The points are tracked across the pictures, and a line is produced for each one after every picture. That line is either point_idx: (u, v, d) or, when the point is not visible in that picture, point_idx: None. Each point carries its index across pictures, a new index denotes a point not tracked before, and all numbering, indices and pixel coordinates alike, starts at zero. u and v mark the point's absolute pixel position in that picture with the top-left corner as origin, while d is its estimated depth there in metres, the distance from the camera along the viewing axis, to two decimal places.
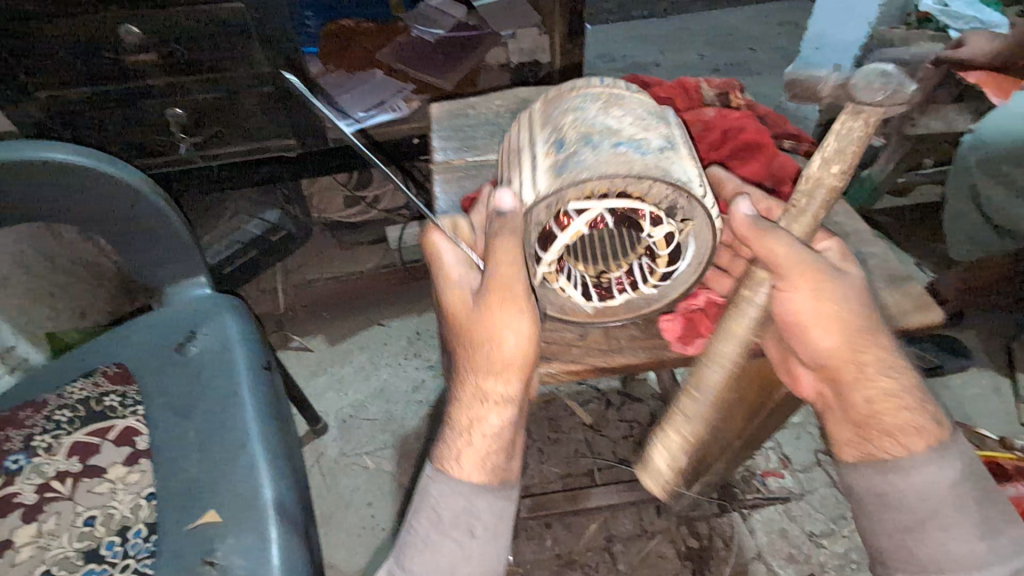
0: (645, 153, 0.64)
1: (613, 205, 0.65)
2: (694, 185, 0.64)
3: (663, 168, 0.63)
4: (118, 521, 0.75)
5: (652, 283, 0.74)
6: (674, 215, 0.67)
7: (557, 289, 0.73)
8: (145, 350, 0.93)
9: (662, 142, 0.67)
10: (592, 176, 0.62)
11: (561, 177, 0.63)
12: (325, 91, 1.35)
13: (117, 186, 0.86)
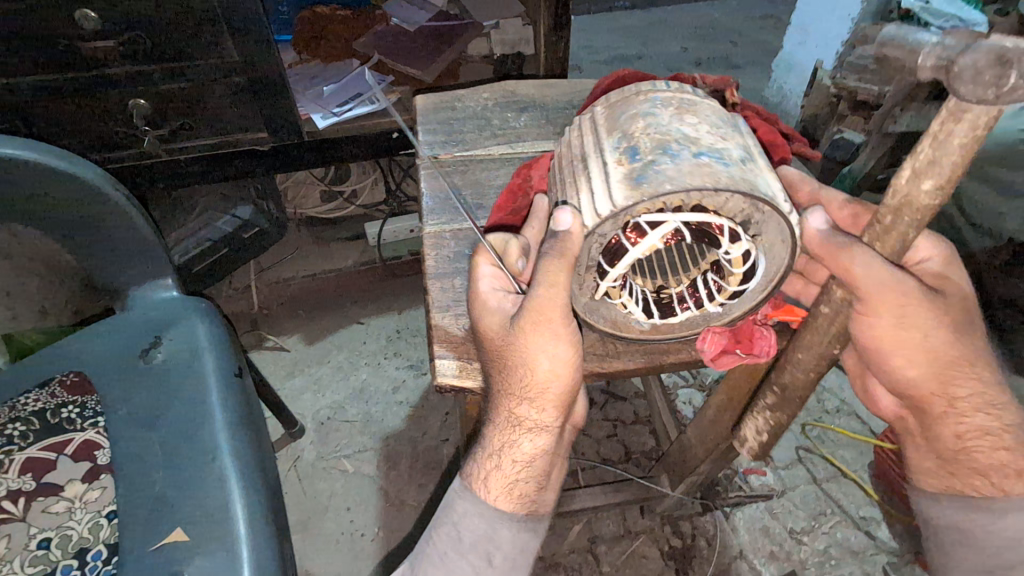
0: (731, 162, 0.56)
1: (690, 218, 0.56)
2: (778, 198, 0.56)
3: (747, 178, 0.55)
4: (76, 543, 0.71)
5: (719, 301, 0.64)
6: (748, 231, 0.59)
7: (619, 304, 0.65)
8: (106, 357, 0.88)
9: (742, 150, 0.58)
10: (675, 189, 0.53)
11: (641, 188, 0.54)
12: (299, 83, 1.30)
13: (72, 184, 0.80)
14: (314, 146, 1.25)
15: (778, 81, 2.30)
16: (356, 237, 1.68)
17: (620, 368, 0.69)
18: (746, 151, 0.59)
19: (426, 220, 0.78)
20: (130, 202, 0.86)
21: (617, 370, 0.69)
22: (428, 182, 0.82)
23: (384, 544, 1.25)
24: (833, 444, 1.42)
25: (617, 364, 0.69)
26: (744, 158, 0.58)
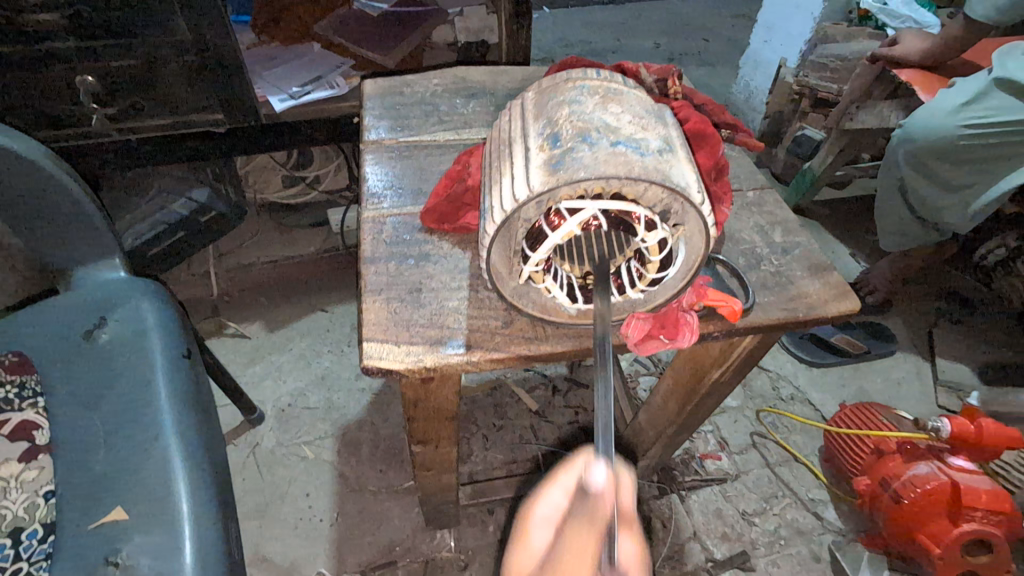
0: (652, 151, 0.47)
1: (607, 205, 0.47)
2: (694, 190, 0.48)
3: (662, 170, 0.47)
4: (11, 523, 0.71)
5: (640, 288, 0.55)
6: (667, 220, 0.50)
7: (541, 289, 0.55)
8: (48, 337, 0.86)
9: (661, 144, 0.50)
10: (589, 172, 0.44)
11: (554, 169, 0.45)
12: (257, 65, 1.28)
13: (8, 158, 0.78)
14: (272, 129, 1.23)
15: (744, 77, 2.32)
16: (320, 225, 1.65)
17: (547, 351, 0.58)
18: (673, 142, 0.50)
19: (366, 206, 0.71)
20: (72, 178, 0.84)
21: (550, 355, 0.58)
22: (371, 167, 0.76)
23: (342, 529, 1.25)
24: (786, 430, 1.46)
25: (548, 346, 0.58)
26: (666, 148, 0.49)
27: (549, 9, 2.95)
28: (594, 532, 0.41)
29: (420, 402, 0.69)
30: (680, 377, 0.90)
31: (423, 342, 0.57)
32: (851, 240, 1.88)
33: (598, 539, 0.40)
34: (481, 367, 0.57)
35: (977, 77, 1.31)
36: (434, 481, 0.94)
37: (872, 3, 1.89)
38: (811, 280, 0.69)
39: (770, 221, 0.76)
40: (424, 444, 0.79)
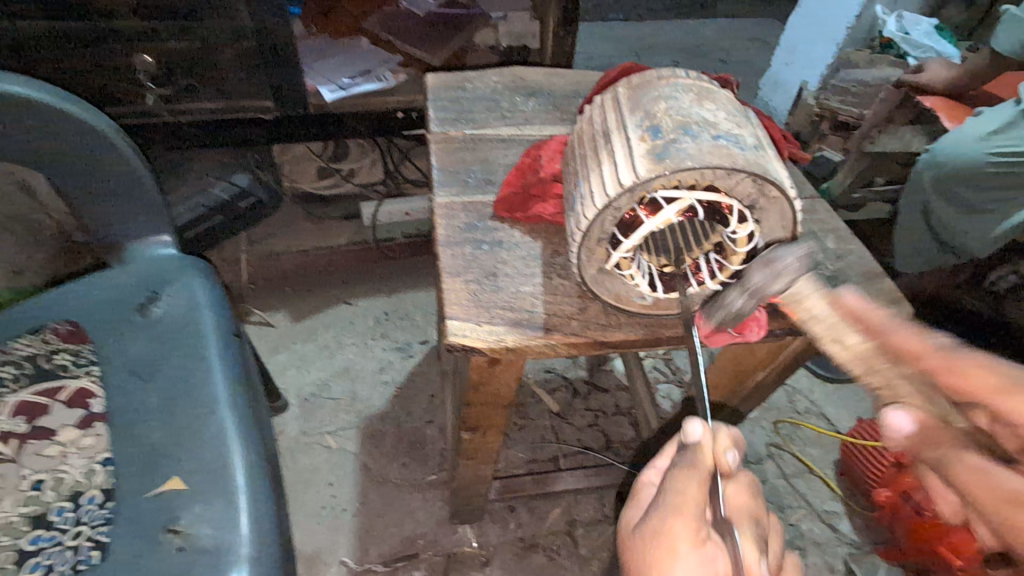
0: (750, 146, 0.49)
1: (702, 198, 0.50)
2: (786, 185, 0.50)
3: (759, 164, 0.48)
4: (69, 486, 0.70)
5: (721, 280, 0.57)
6: (754, 214, 0.52)
7: (627, 277, 0.58)
8: (101, 309, 0.86)
9: (757, 138, 0.51)
10: (691, 165, 0.47)
11: (657, 162, 0.48)
12: (306, 56, 1.31)
13: (78, 127, 0.79)
14: (318, 119, 1.25)
15: (764, 98, 2.37)
16: (350, 218, 1.67)
17: (620, 338, 0.60)
18: (763, 141, 0.53)
19: (437, 192, 0.73)
20: (137, 154, 0.86)
21: (621, 342, 0.60)
22: (438, 157, 0.78)
23: (364, 519, 1.25)
24: (802, 442, 1.48)
25: (621, 333, 0.60)
26: (759, 145, 0.51)
27: None
28: (694, 480, 0.57)
29: (481, 386, 0.71)
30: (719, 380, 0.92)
31: (504, 323, 0.59)
32: None
33: (699, 483, 0.57)
34: (556, 351, 0.59)
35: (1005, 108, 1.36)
36: (471, 471, 0.95)
37: (894, 31, 1.92)
38: (863, 287, 0.72)
39: (822, 228, 0.79)
40: (473, 431, 0.81)
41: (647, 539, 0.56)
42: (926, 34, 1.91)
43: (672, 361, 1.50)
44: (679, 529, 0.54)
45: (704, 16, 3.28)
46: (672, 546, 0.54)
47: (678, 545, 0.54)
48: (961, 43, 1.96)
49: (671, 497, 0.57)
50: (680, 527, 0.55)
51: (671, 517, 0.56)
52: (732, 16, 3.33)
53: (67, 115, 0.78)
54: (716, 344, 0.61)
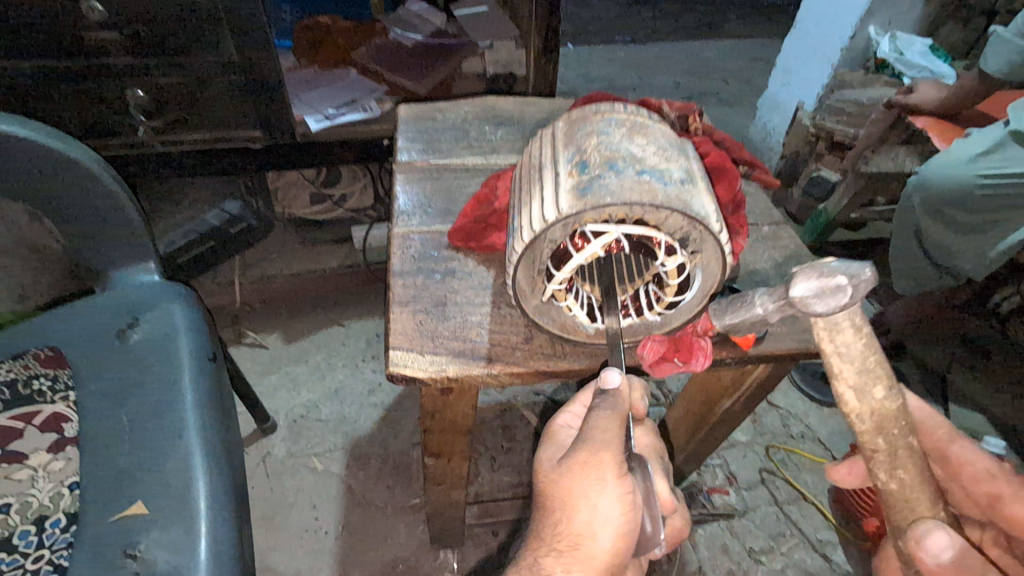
0: (675, 181, 0.51)
1: (629, 232, 0.50)
2: (713, 220, 0.50)
3: (683, 200, 0.49)
4: (35, 511, 0.72)
5: (657, 311, 0.58)
6: (685, 247, 0.52)
7: (563, 307, 0.58)
8: (81, 334, 0.89)
9: (684, 173, 0.52)
10: (612, 201, 0.48)
11: (580, 198, 0.49)
12: (296, 87, 1.35)
13: (62, 162, 0.82)
14: (307, 148, 1.29)
15: (762, 118, 2.37)
16: (343, 241, 1.72)
17: (564, 367, 0.60)
18: (694, 175, 0.54)
19: (396, 221, 0.74)
20: (120, 186, 0.89)
21: (565, 372, 0.61)
22: (403, 186, 0.80)
23: (346, 543, 1.25)
24: (796, 468, 1.45)
25: (565, 363, 0.61)
26: (687, 180, 0.52)
27: (574, 46, 3.06)
28: (618, 416, 0.54)
29: (437, 413, 0.71)
30: (693, 406, 0.93)
31: (448, 352, 0.60)
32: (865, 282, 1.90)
33: (620, 421, 0.54)
34: (499, 380, 0.60)
35: (992, 128, 1.33)
36: (442, 497, 0.95)
37: (889, 52, 1.89)
38: None
39: (785, 254, 0.79)
40: (437, 457, 0.81)
41: (570, 470, 0.54)
42: (921, 53, 1.89)
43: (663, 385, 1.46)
44: (607, 463, 0.52)
45: (707, 37, 3.30)
46: (597, 478, 0.52)
47: (603, 476, 0.52)
48: (959, 62, 1.94)
49: (594, 432, 0.54)
50: (608, 460, 0.52)
51: (595, 452, 0.53)
52: (735, 37, 3.34)
53: (50, 152, 0.81)
54: (661, 373, 0.61)
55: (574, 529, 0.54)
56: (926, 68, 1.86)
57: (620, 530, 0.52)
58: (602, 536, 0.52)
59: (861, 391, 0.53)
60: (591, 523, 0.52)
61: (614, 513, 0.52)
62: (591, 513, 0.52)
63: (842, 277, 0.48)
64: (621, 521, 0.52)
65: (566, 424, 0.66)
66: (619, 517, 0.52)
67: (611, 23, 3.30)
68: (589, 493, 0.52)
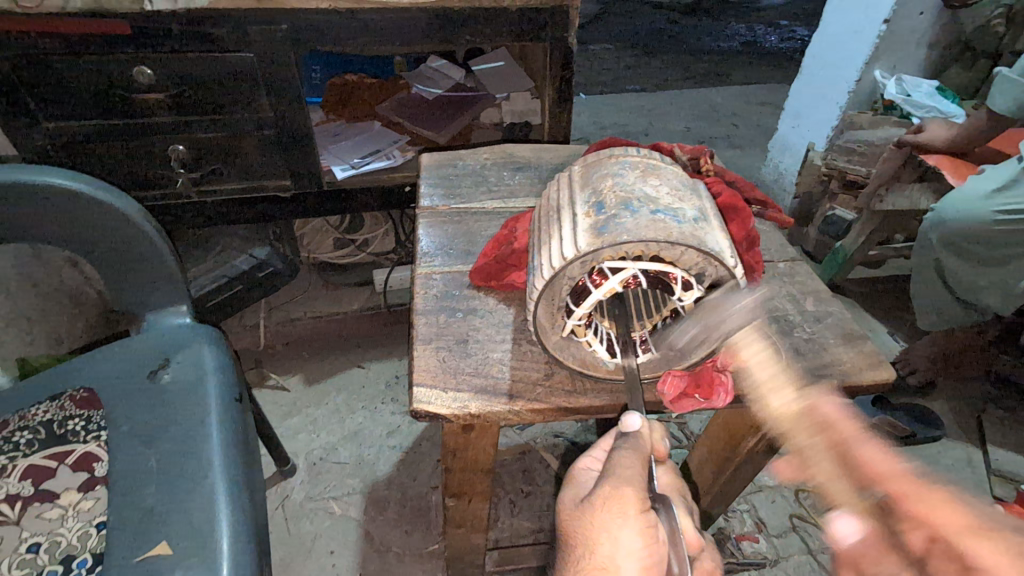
0: (688, 218, 0.53)
1: (646, 269, 0.52)
2: (727, 256, 0.52)
3: (697, 237, 0.51)
4: (64, 549, 0.73)
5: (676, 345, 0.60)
6: (701, 282, 0.54)
7: (583, 342, 0.61)
8: (115, 374, 0.91)
9: (697, 212, 0.55)
10: (628, 238, 0.50)
11: (598, 236, 0.51)
12: (324, 139, 1.43)
13: (108, 212, 0.88)
14: (332, 195, 1.35)
15: (773, 159, 2.40)
16: (364, 284, 1.77)
17: (586, 403, 0.61)
18: (706, 213, 0.56)
19: (420, 263, 0.77)
20: (159, 233, 0.94)
21: (587, 408, 0.61)
22: (426, 230, 0.83)
23: None
24: None
25: (587, 400, 0.61)
26: (700, 218, 0.54)
27: (586, 96, 3.18)
28: (638, 455, 0.55)
29: (459, 451, 0.72)
30: (715, 445, 0.91)
31: (470, 389, 0.61)
32: (888, 320, 1.87)
33: (642, 461, 0.54)
34: (522, 416, 0.61)
35: (1006, 165, 1.34)
36: (462, 540, 0.94)
37: (895, 94, 1.92)
38: (844, 348, 0.72)
39: (802, 290, 0.79)
40: (458, 497, 0.81)
41: (591, 504, 0.53)
42: (928, 95, 1.93)
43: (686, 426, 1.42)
44: (629, 495, 0.52)
45: (716, 84, 3.40)
46: (618, 511, 0.51)
47: (625, 510, 0.51)
48: (967, 102, 1.97)
49: (616, 468, 0.54)
50: (629, 494, 0.52)
51: (616, 484, 0.53)
52: (743, 83, 3.44)
53: (98, 202, 0.86)
54: (682, 409, 0.60)
55: (596, 565, 0.51)
56: (933, 108, 1.88)
57: (644, 570, 0.49)
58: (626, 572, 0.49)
59: (770, 396, 0.63)
60: (613, 556, 0.50)
61: (637, 546, 0.50)
62: (612, 547, 0.50)
63: (738, 297, 0.55)
64: (645, 555, 0.49)
65: (586, 467, 0.66)
66: (642, 554, 0.49)
67: (623, 74, 3.44)
68: (610, 525, 0.51)
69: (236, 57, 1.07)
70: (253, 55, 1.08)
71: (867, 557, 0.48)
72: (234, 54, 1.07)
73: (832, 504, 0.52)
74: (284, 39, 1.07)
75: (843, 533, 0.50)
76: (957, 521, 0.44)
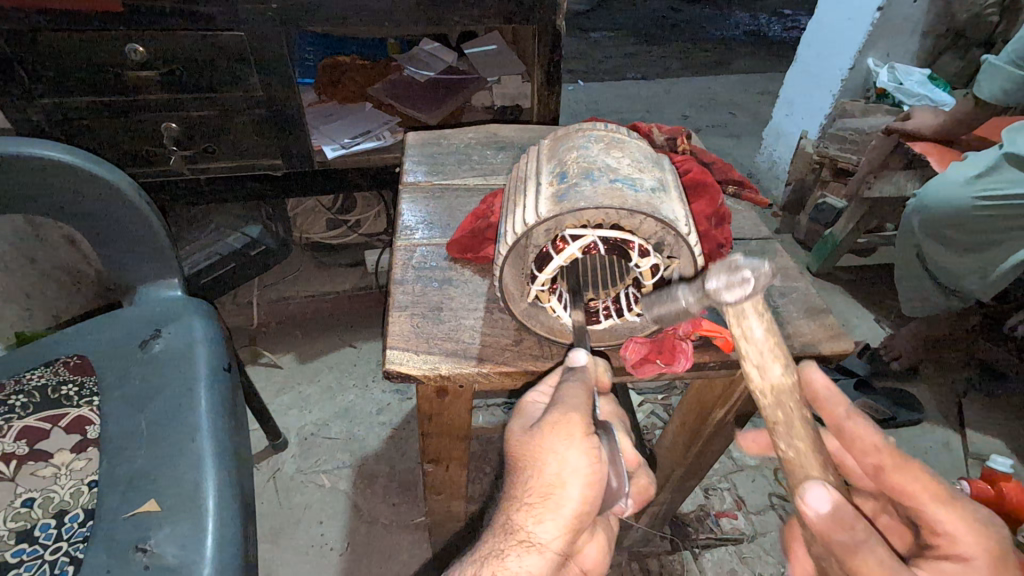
0: (644, 186, 0.56)
1: (606, 236, 0.55)
2: (683, 224, 0.55)
3: (653, 205, 0.54)
4: (56, 505, 0.76)
5: (636, 311, 0.63)
6: (659, 251, 0.57)
7: (547, 308, 0.63)
8: (108, 343, 0.94)
9: (657, 183, 0.58)
10: (587, 205, 0.53)
11: (558, 204, 0.54)
12: (316, 119, 1.45)
13: (100, 186, 0.90)
14: (324, 174, 1.37)
15: (767, 148, 2.41)
16: (356, 264, 1.79)
17: (551, 367, 0.64)
18: (666, 185, 0.59)
19: (400, 236, 0.80)
20: (151, 207, 0.96)
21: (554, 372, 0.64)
22: (408, 205, 0.85)
23: (351, 559, 1.26)
24: None
25: (553, 364, 0.64)
26: (659, 188, 0.57)
27: (584, 83, 3.18)
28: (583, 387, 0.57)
29: (434, 417, 0.75)
30: (687, 419, 0.94)
31: (441, 352, 0.64)
32: (875, 307, 1.89)
33: (587, 390, 0.57)
34: (491, 379, 0.64)
35: (988, 151, 1.36)
36: (443, 507, 0.97)
37: (887, 82, 1.94)
38: (806, 321, 0.74)
39: (771, 267, 0.82)
40: (436, 463, 0.84)
41: (539, 432, 0.56)
42: (919, 84, 1.95)
43: (669, 407, 1.45)
44: (575, 421, 0.55)
45: (715, 72, 3.39)
46: (565, 436, 0.54)
47: (571, 434, 0.54)
48: (959, 91, 1.98)
49: (562, 398, 0.56)
50: (575, 419, 0.55)
51: (564, 412, 0.55)
52: (742, 72, 3.43)
53: (91, 175, 0.89)
54: (643, 374, 0.64)
55: (543, 483, 0.54)
56: (924, 96, 1.92)
57: (588, 484, 0.54)
58: (571, 487, 0.54)
59: (764, 369, 0.56)
60: (559, 474, 0.54)
61: (583, 466, 0.54)
62: (554, 458, 0.54)
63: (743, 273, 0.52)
64: (589, 471, 0.54)
65: (534, 401, 0.62)
66: (586, 471, 0.54)
67: (623, 61, 3.43)
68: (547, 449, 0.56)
69: (227, 35, 1.09)
70: (243, 34, 1.09)
71: (840, 525, 0.47)
72: (224, 33, 1.08)
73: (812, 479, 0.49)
74: (274, 18, 1.09)
75: (813, 504, 0.48)
76: (929, 491, 0.55)
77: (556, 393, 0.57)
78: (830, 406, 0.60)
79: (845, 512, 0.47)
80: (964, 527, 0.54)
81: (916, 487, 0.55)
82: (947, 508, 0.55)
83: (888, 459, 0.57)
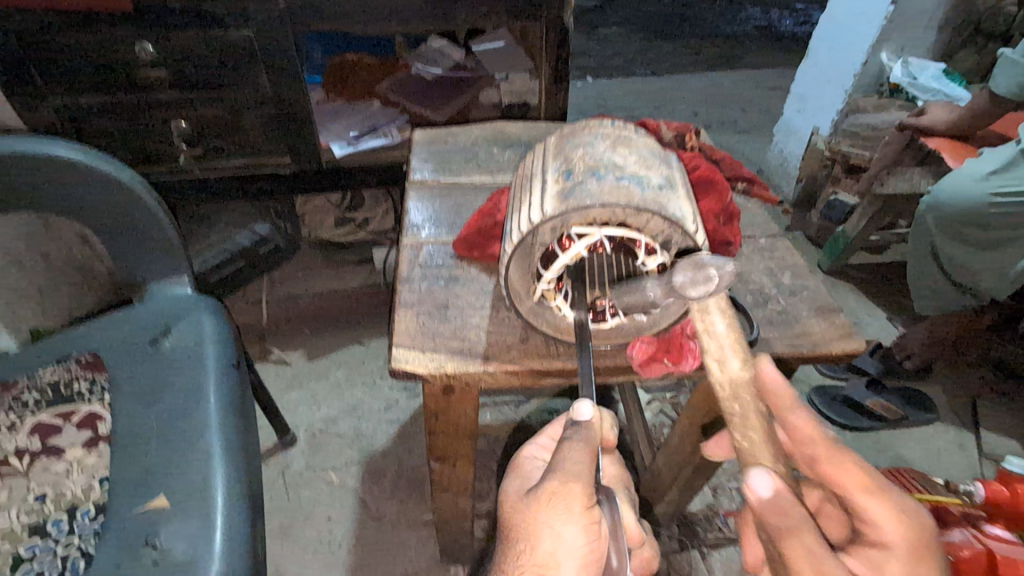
0: (650, 184, 0.56)
1: (612, 234, 0.55)
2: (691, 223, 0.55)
3: (660, 203, 0.54)
4: (68, 500, 0.78)
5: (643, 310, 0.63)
6: (667, 249, 0.57)
7: (553, 307, 0.62)
8: (118, 340, 0.95)
9: (664, 181, 0.57)
10: (594, 204, 0.53)
11: (565, 202, 0.54)
12: (324, 117, 1.45)
13: (109, 184, 0.91)
14: (332, 172, 1.38)
15: (778, 144, 2.37)
16: (365, 261, 1.80)
17: (559, 366, 0.64)
18: (674, 182, 0.59)
19: (408, 233, 0.80)
20: (160, 205, 0.97)
21: (560, 369, 0.64)
22: (416, 202, 0.85)
23: (359, 555, 1.27)
24: None
25: (558, 362, 0.64)
26: (666, 186, 0.57)
27: (592, 79, 3.16)
28: (586, 449, 0.57)
29: (440, 415, 0.75)
30: (696, 417, 0.94)
31: (447, 350, 0.64)
32: (887, 305, 1.87)
33: (591, 453, 0.57)
34: (497, 376, 0.64)
35: (1004, 147, 1.34)
36: (450, 505, 0.98)
37: (901, 77, 1.91)
38: (817, 320, 0.73)
39: (781, 264, 0.81)
40: (442, 461, 0.84)
41: (538, 501, 0.57)
42: (934, 77, 1.91)
43: (678, 405, 1.44)
44: (575, 492, 0.55)
45: (725, 68, 3.36)
46: (564, 509, 0.55)
47: (570, 506, 0.55)
48: (975, 85, 1.94)
49: (563, 463, 0.57)
50: (576, 490, 0.56)
51: (565, 482, 0.56)
52: (753, 68, 3.40)
53: (100, 173, 0.90)
54: (650, 373, 0.65)
55: (538, 560, 0.56)
56: (938, 91, 1.88)
57: (583, 563, 0.55)
58: (565, 566, 0.55)
59: (723, 364, 0.58)
60: (554, 553, 0.55)
61: (579, 543, 0.55)
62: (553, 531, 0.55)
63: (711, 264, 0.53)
64: (585, 549, 0.55)
65: (532, 461, 0.71)
66: (583, 549, 0.55)
67: (631, 57, 3.41)
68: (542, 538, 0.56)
69: (235, 34, 1.09)
70: (251, 32, 1.10)
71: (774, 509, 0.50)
72: (232, 32, 1.09)
73: (751, 463, 0.53)
74: (281, 15, 1.09)
75: (757, 490, 0.51)
76: (860, 481, 0.57)
77: (557, 454, 0.58)
78: (778, 400, 0.58)
79: (784, 500, 0.50)
80: (900, 527, 0.56)
81: (846, 479, 0.57)
82: (875, 502, 0.57)
83: (822, 451, 0.57)
